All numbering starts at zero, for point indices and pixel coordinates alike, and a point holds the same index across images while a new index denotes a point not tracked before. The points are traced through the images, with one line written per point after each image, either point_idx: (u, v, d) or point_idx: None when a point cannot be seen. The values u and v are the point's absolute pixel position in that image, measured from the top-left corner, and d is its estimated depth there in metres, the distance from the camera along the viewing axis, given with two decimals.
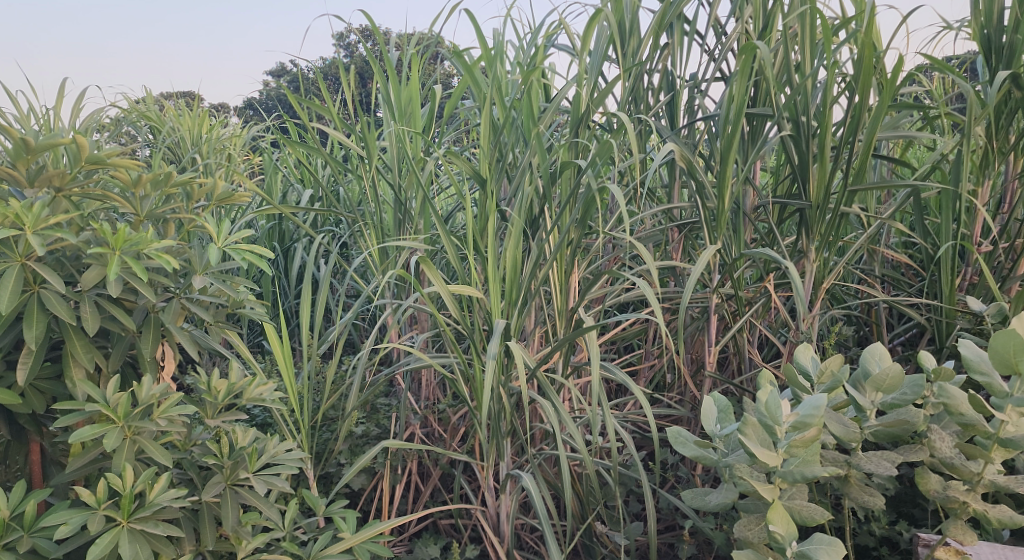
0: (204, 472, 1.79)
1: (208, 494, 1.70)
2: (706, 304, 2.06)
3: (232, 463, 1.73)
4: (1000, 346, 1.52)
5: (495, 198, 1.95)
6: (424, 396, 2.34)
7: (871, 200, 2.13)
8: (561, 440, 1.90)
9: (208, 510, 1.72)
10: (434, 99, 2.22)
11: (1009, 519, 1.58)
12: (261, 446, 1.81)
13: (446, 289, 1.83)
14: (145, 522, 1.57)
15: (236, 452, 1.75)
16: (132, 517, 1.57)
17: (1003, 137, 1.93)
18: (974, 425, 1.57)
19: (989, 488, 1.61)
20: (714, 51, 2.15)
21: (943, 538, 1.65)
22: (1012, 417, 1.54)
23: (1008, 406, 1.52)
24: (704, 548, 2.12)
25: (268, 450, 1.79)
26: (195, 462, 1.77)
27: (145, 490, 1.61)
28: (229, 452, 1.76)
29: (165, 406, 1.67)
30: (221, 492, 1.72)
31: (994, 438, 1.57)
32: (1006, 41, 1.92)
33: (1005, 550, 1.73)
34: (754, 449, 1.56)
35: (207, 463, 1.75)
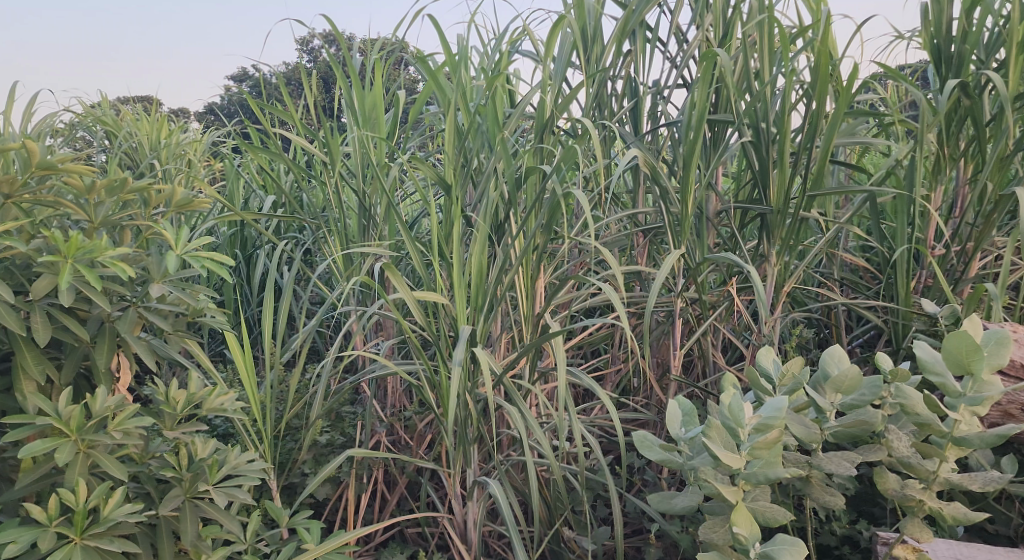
0: (162, 486, 1.77)
1: (167, 507, 1.68)
2: (671, 308, 2.05)
3: (192, 475, 1.72)
4: (953, 347, 1.56)
5: (460, 204, 1.96)
6: (390, 403, 2.32)
7: (829, 204, 2.16)
8: (528, 447, 1.91)
9: (165, 524, 1.71)
10: (398, 105, 2.21)
11: (964, 515, 1.62)
12: (222, 457, 1.80)
13: (410, 296, 1.84)
14: (99, 538, 1.55)
15: (196, 464, 1.74)
16: (86, 533, 1.55)
17: (954, 144, 1.98)
18: (929, 425, 1.61)
19: (944, 486, 1.65)
20: (676, 58, 2.17)
21: (902, 536, 1.68)
22: (965, 416, 1.59)
23: (963, 407, 1.57)
24: (671, 549, 2.13)
25: (229, 461, 1.77)
26: (153, 475, 1.75)
27: (100, 505, 1.58)
28: (188, 464, 1.75)
29: (121, 418, 1.64)
30: (181, 504, 1.71)
31: (948, 436, 1.62)
32: (955, 50, 1.97)
33: (961, 547, 1.79)
34: (718, 450, 1.59)
35: (166, 476, 1.74)
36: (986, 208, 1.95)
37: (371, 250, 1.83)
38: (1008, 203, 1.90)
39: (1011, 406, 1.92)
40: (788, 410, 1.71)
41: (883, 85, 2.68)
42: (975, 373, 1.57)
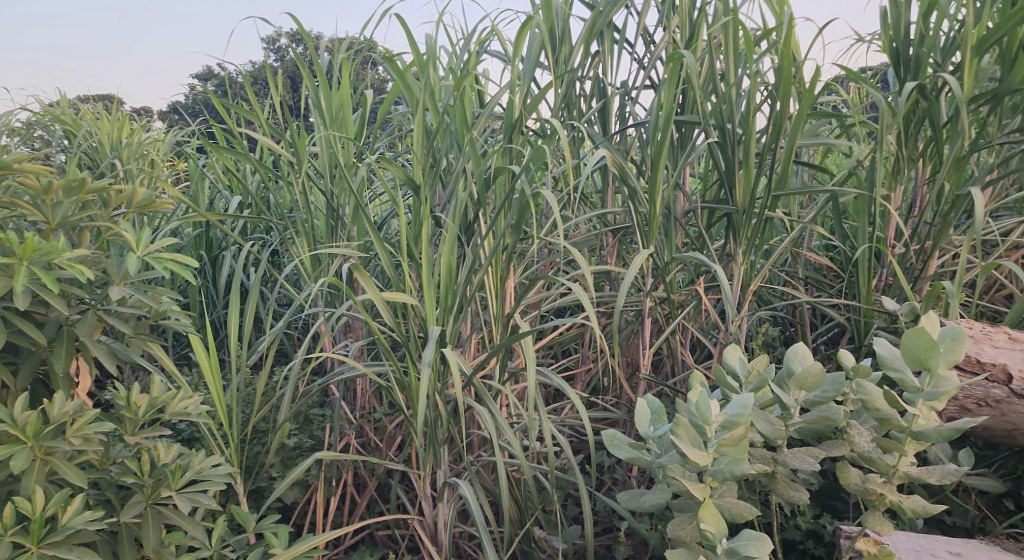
0: (122, 492, 1.78)
1: (127, 515, 1.70)
2: (640, 307, 2.07)
3: (153, 482, 1.73)
4: (912, 344, 1.62)
5: (429, 204, 1.97)
6: (359, 405, 2.31)
7: (793, 204, 2.18)
8: (498, 448, 1.92)
9: (126, 531, 1.72)
10: (366, 105, 2.20)
11: (922, 508, 1.69)
12: (186, 462, 1.80)
13: (379, 297, 1.85)
14: (57, 546, 1.53)
15: (158, 470, 1.74)
16: (43, 542, 1.52)
17: (913, 145, 2.01)
18: (889, 420, 1.67)
19: (904, 480, 1.71)
20: (644, 60, 2.18)
21: (863, 529, 1.73)
22: (923, 411, 1.67)
23: (922, 403, 1.65)
24: (641, 547, 2.15)
25: (193, 466, 1.76)
26: (113, 482, 1.76)
27: (59, 512, 1.57)
28: (149, 469, 1.76)
29: (80, 423, 1.62)
30: (142, 511, 1.72)
31: (907, 430, 1.69)
32: (913, 53, 2.00)
33: (920, 539, 1.85)
34: (686, 448, 1.62)
35: (126, 482, 1.74)
36: (943, 207, 1.98)
37: (339, 251, 1.83)
38: (964, 203, 1.93)
39: (968, 401, 1.96)
40: (754, 408, 1.77)
41: (847, 88, 2.71)
42: (932, 368, 1.63)
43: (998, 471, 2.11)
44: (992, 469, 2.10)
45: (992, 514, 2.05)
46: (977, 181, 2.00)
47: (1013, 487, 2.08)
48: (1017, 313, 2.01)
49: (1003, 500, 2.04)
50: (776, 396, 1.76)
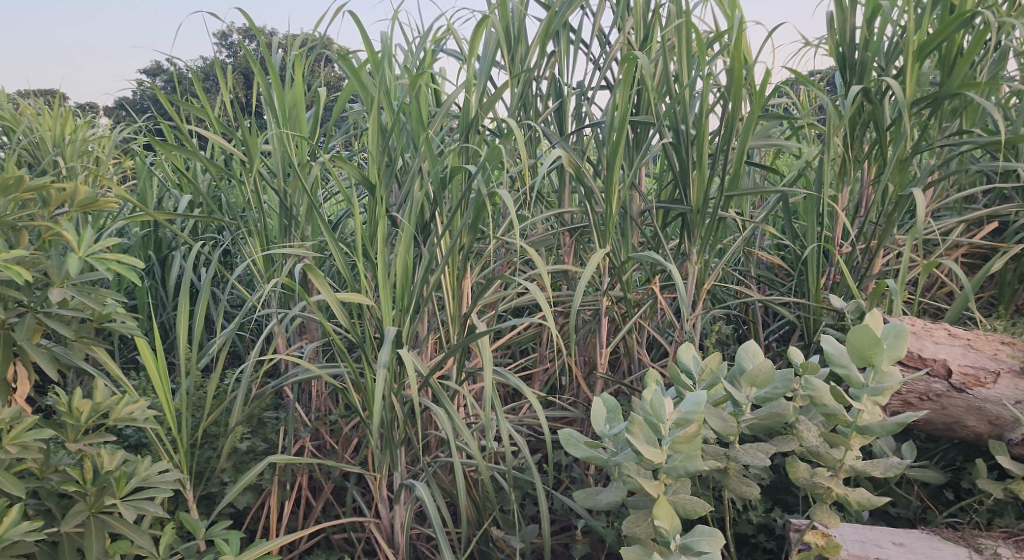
0: (64, 501, 1.75)
1: (69, 524, 1.66)
2: (597, 307, 2.07)
3: (96, 490, 1.69)
4: (857, 343, 1.70)
5: (385, 203, 1.95)
6: (314, 407, 2.28)
7: (746, 204, 2.21)
8: (455, 448, 1.91)
9: (68, 540, 1.69)
10: (319, 104, 2.17)
11: (868, 500, 1.74)
12: (131, 468, 1.75)
13: (334, 298, 1.84)
14: None
15: (102, 477, 1.70)
16: None
17: (858, 146, 2.05)
18: (836, 415, 1.73)
19: (849, 473, 1.78)
20: (599, 61, 2.19)
21: (811, 522, 1.80)
22: (868, 406, 1.73)
23: (867, 398, 1.71)
24: (598, 545, 2.16)
25: (139, 473, 1.73)
26: (53, 490, 1.72)
27: None
28: (92, 477, 1.71)
29: (17, 431, 1.59)
30: (85, 520, 1.69)
31: (852, 425, 1.75)
32: (858, 57, 2.05)
33: (865, 530, 1.89)
34: (640, 446, 1.67)
35: (68, 490, 1.70)
36: (888, 207, 2.02)
37: (292, 252, 1.82)
38: (907, 203, 1.98)
39: (910, 395, 2.00)
40: (706, 404, 1.84)
41: (796, 90, 2.76)
42: (876, 364, 1.70)
43: (939, 462, 2.18)
44: (933, 461, 2.16)
45: (934, 504, 2.12)
46: (919, 181, 2.05)
47: (953, 478, 2.14)
48: (957, 309, 2.07)
49: (944, 491, 2.11)
50: (728, 392, 1.83)
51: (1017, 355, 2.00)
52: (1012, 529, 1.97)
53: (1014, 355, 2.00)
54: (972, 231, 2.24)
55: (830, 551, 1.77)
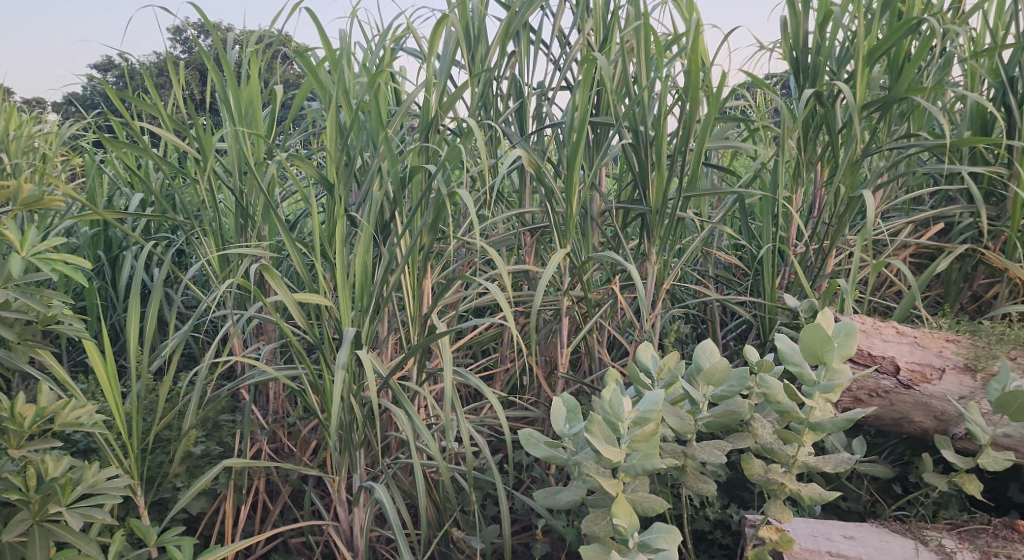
0: (7, 510, 1.70)
1: (12, 533, 1.62)
2: (557, 307, 2.08)
3: (41, 497, 1.64)
4: (808, 340, 1.74)
5: (344, 203, 1.94)
6: (272, 409, 2.25)
7: (704, 205, 2.25)
8: (415, 449, 1.90)
9: (11, 550, 1.66)
10: (275, 101, 2.14)
11: (820, 495, 1.79)
12: (77, 475, 1.70)
13: (291, 298, 1.83)
14: None
15: (47, 484, 1.65)
16: None
17: (811, 149, 2.09)
18: (789, 412, 1.77)
19: (802, 468, 1.82)
20: (559, 61, 2.20)
21: (766, 517, 1.83)
22: (820, 402, 1.77)
23: (819, 396, 1.76)
24: (558, 544, 2.17)
25: (86, 479, 1.68)
26: None
27: None
28: (37, 484, 1.66)
29: None
30: (29, 528, 1.64)
31: (805, 422, 1.79)
32: (811, 61, 2.09)
33: (817, 524, 1.93)
34: (600, 444, 1.70)
35: (11, 498, 1.65)
36: (839, 208, 2.07)
37: (249, 253, 1.80)
38: (858, 204, 2.03)
39: (860, 392, 2.05)
40: (664, 403, 1.87)
41: (751, 94, 2.82)
42: (827, 362, 1.75)
43: (888, 456, 2.23)
44: (883, 455, 2.22)
45: (883, 498, 2.17)
46: (869, 183, 2.10)
47: (901, 472, 2.20)
48: (904, 307, 2.13)
49: (893, 485, 2.16)
50: (685, 391, 1.87)
51: (961, 351, 2.06)
52: (956, 520, 2.03)
53: (958, 352, 2.06)
54: (920, 232, 2.31)
55: (784, 546, 1.82)
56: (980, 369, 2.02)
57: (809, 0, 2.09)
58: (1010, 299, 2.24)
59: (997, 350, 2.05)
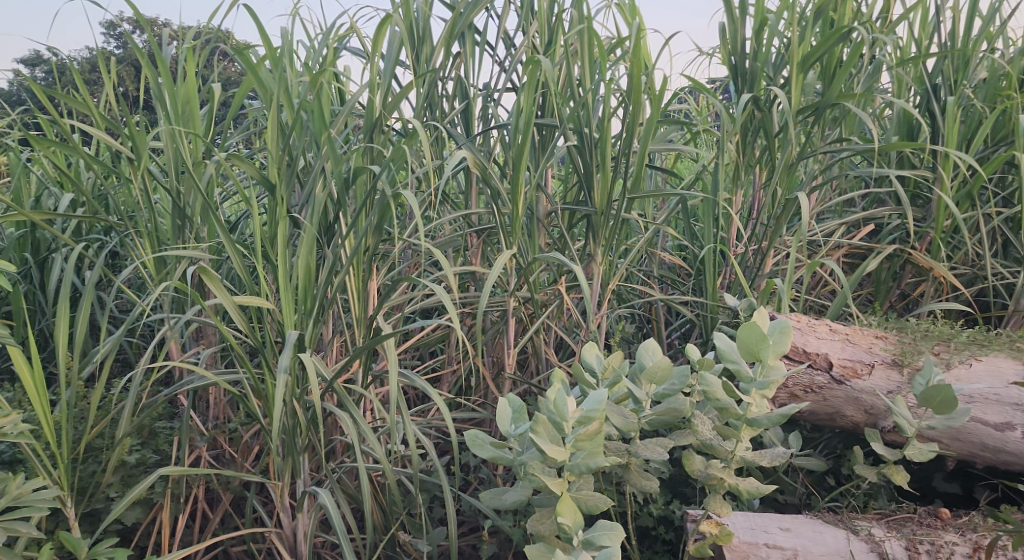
0: None
1: None
2: (504, 307, 2.08)
3: None
4: (745, 339, 1.79)
5: (285, 204, 1.90)
6: (212, 415, 2.22)
7: (648, 207, 2.29)
8: (360, 453, 1.88)
9: None
10: (213, 100, 2.09)
11: (757, 489, 1.84)
12: (1, 487, 1.64)
13: (231, 302, 1.79)
14: None
15: None
16: None
17: (750, 152, 2.15)
18: (728, 409, 1.82)
19: (740, 464, 1.86)
20: (505, 63, 2.20)
21: (706, 512, 1.87)
22: (756, 399, 1.82)
23: (756, 393, 1.80)
24: (505, 544, 2.18)
25: (11, 492, 1.62)
26: None
27: None
28: None
29: None
30: None
31: (743, 418, 1.84)
32: (748, 66, 2.15)
33: (756, 519, 1.96)
34: (545, 444, 1.72)
35: None
36: (776, 210, 2.13)
37: (187, 255, 1.75)
38: (794, 206, 2.09)
39: (795, 388, 2.09)
40: (609, 402, 1.90)
41: (692, 98, 2.88)
42: (763, 359, 1.80)
43: (822, 450, 2.31)
44: (818, 449, 2.29)
45: (818, 490, 2.24)
46: (805, 186, 2.16)
47: (834, 465, 2.27)
48: (837, 306, 2.20)
49: (826, 477, 2.23)
50: (629, 390, 1.90)
51: (889, 348, 2.14)
52: (885, 510, 2.10)
53: (886, 349, 2.13)
54: (851, 233, 2.40)
55: (723, 539, 1.86)
56: (907, 365, 2.09)
57: (747, 7, 2.14)
58: (934, 297, 2.34)
59: (923, 347, 2.13)
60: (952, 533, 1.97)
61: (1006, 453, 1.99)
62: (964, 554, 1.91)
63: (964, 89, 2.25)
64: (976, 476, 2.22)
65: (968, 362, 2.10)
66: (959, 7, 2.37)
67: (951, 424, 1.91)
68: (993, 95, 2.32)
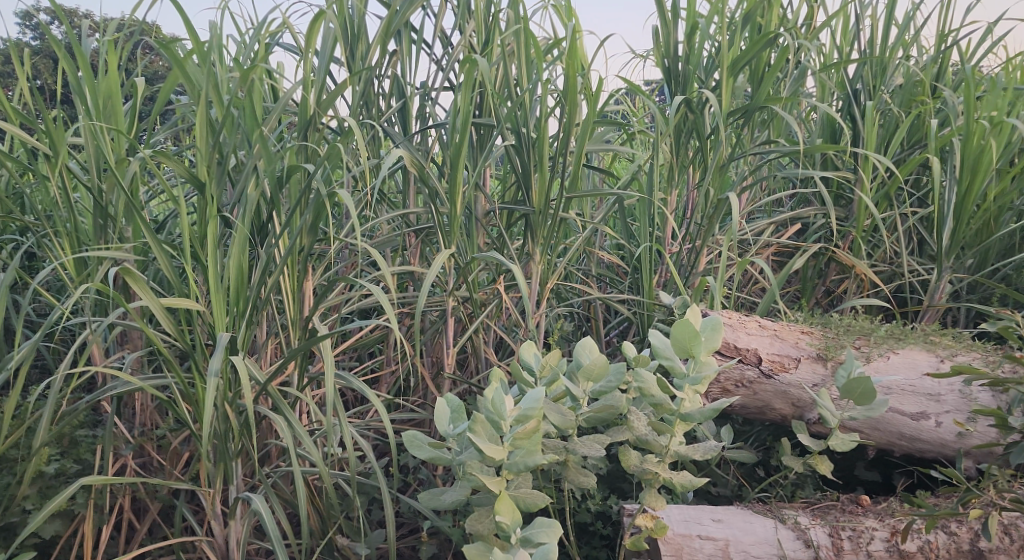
0: None
1: None
2: (443, 307, 2.08)
3: None
4: (679, 336, 1.83)
5: (216, 203, 1.85)
6: (139, 422, 2.15)
7: (586, 206, 2.32)
8: (295, 457, 1.85)
9: None
10: (137, 95, 2.01)
11: (691, 482, 1.87)
12: None
13: (158, 304, 1.73)
14: None
15: None
16: None
17: (683, 153, 2.19)
18: (662, 405, 1.85)
19: (674, 458, 1.90)
20: (442, 62, 2.19)
21: (641, 507, 1.90)
22: (689, 394, 1.86)
23: (689, 389, 1.84)
24: (445, 545, 2.17)
25: None
26: None
27: None
28: None
29: None
30: None
31: (676, 413, 1.87)
32: (681, 69, 2.19)
33: (689, 511, 1.98)
34: (483, 443, 1.72)
35: None
36: (709, 209, 2.18)
37: (110, 256, 1.69)
38: (725, 206, 2.14)
39: (727, 382, 2.15)
40: (547, 399, 1.91)
41: (627, 98, 2.93)
42: (695, 355, 1.84)
43: (753, 443, 2.37)
44: (749, 442, 2.36)
45: (749, 481, 2.30)
46: (736, 186, 2.22)
47: (764, 457, 2.33)
48: (766, 302, 2.24)
49: (756, 469, 2.29)
50: (566, 387, 1.91)
51: (814, 342, 2.20)
52: (810, 498, 2.16)
53: (812, 343, 2.19)
54: (779, 233, 2.48)
55: (658, 532, 1.88)
56: (830, 358, 2.16)
57: (679, 11, 2.19)
58: (856, 294, 2.43)
59: (846, 341, 2.20)
60: (872, 519, 2.02)
61: (921, 442, 2.09)
62: (882, 539, 1.95)
63: (882, 94, 2.34)
64: (895, 464, 2.31)
65: (886, 355, 2.18)
66: (878, 14, 2.47)
67: (871, 415, 1.98)
68: (909, 100, 2.43)
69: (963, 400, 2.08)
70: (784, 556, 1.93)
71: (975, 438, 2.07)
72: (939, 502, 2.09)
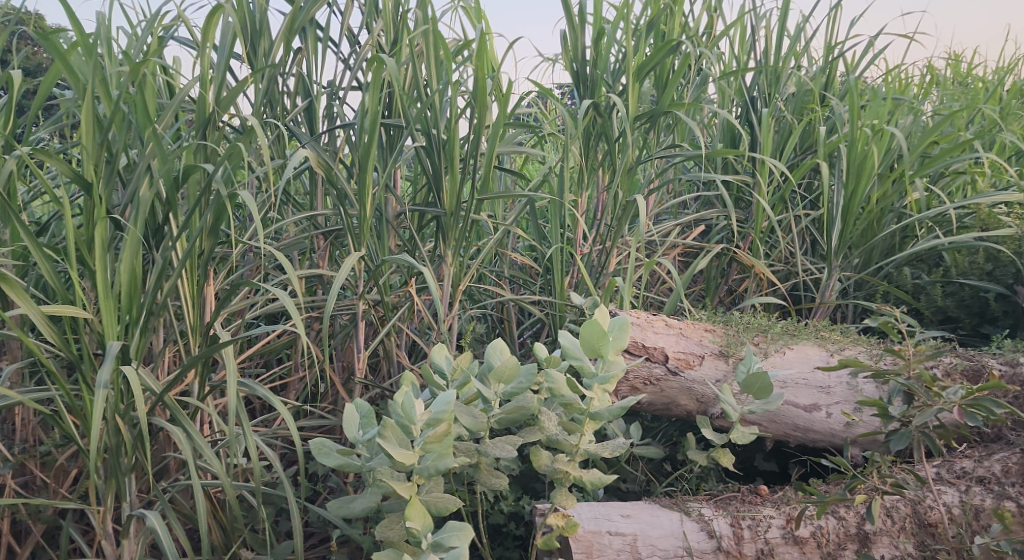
0: None
1: None
2: (353, 311, 2.03)
3: None
4: (588, 336, 1.84)
5: (104, 203, 1.73)
6: (20, 438, 2.00)
7: (498, 208, 2.33)
8: (194, 470, 1.76)
9: None
10: (15, 89, 1.87)
11: (601, 480, 1.89)
12: None
13: (40, 312, 1.61)
14: None
15: None
16: None
17: (592, 156, 2.23)
18: (572, 404, 1.86)
19: (584, 456, 1.91)
20: (349, 61, 2.15)
21: (553, 506, 1.91)
22: (598, 393, 1.88)
23: (598, 388, 1.86)
24: (355, 553, 2.12)
25: None
26: None
27: None
28: None
29: None
30: None
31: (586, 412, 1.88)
32: (589, 73, 2.22)
33: (599, 508, 2.00)
34: (393, 449, 1.69)
35: None
36: (617, 211, 2.22)
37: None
38: (632, 208, 2.19)
39: (636, 380, 2.20)
40: (458, 402, 1.89)
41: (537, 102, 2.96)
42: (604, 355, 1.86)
43: (660, 438, 2.43)
44: (656, 438, 2.42)
45: (656, 476, 2.36)
46: (642, 189, 2.27)
47: (670, 452, 2.40)
48: (672, 301, 2.31)
49: (663, 464, 2.35)
50: (478, 389, 1.90)
51: (716, 340, 2.28)
52: (714, 490, 2.24)
53: (714, 340, 2.27)
54: (683, 234, 2.56)
55: (569, 531, 1.89)
56: (731, 354, 2.24)
57: (586, 16, 2.22)
58: (754, 292, 2.54)
59: (745, 338, 2.28)
60: (770, 507, 2.07)
61: (814, 432, 2.20)
62: (778, 526, 2.01)
63: (777, 101, 2.46)
64: (791, 454, 2.42)
65: (782, 350, 2.27)
66: (771, 25, 2.58)
67: (768, 408, 2.06)
68: (800, 108, 2.55)
69: (850, 392, 2.20)
70: (689, 549, 1.98)
71: (862, 426, 2.19)
72: (829, 488, 2.19)
